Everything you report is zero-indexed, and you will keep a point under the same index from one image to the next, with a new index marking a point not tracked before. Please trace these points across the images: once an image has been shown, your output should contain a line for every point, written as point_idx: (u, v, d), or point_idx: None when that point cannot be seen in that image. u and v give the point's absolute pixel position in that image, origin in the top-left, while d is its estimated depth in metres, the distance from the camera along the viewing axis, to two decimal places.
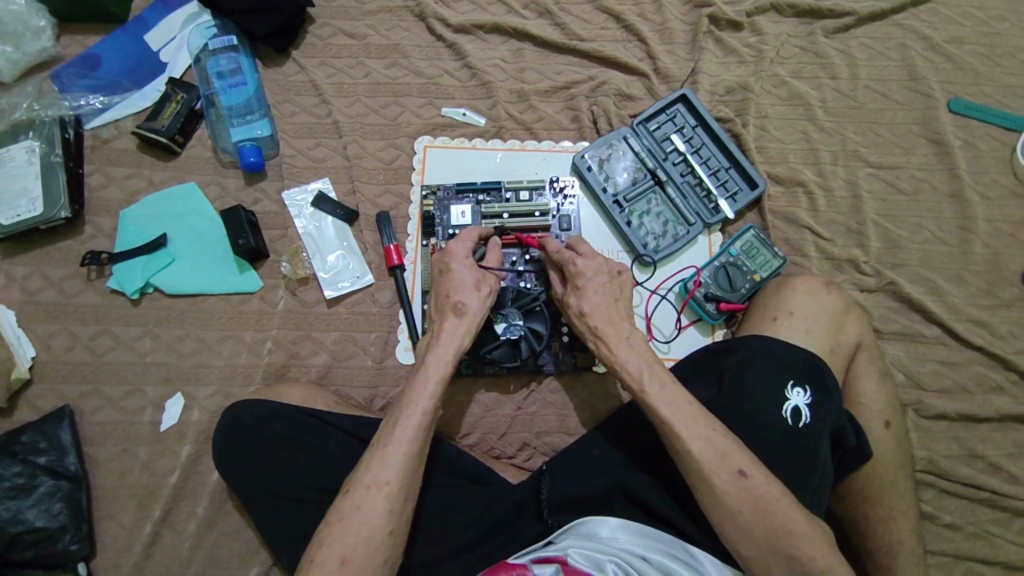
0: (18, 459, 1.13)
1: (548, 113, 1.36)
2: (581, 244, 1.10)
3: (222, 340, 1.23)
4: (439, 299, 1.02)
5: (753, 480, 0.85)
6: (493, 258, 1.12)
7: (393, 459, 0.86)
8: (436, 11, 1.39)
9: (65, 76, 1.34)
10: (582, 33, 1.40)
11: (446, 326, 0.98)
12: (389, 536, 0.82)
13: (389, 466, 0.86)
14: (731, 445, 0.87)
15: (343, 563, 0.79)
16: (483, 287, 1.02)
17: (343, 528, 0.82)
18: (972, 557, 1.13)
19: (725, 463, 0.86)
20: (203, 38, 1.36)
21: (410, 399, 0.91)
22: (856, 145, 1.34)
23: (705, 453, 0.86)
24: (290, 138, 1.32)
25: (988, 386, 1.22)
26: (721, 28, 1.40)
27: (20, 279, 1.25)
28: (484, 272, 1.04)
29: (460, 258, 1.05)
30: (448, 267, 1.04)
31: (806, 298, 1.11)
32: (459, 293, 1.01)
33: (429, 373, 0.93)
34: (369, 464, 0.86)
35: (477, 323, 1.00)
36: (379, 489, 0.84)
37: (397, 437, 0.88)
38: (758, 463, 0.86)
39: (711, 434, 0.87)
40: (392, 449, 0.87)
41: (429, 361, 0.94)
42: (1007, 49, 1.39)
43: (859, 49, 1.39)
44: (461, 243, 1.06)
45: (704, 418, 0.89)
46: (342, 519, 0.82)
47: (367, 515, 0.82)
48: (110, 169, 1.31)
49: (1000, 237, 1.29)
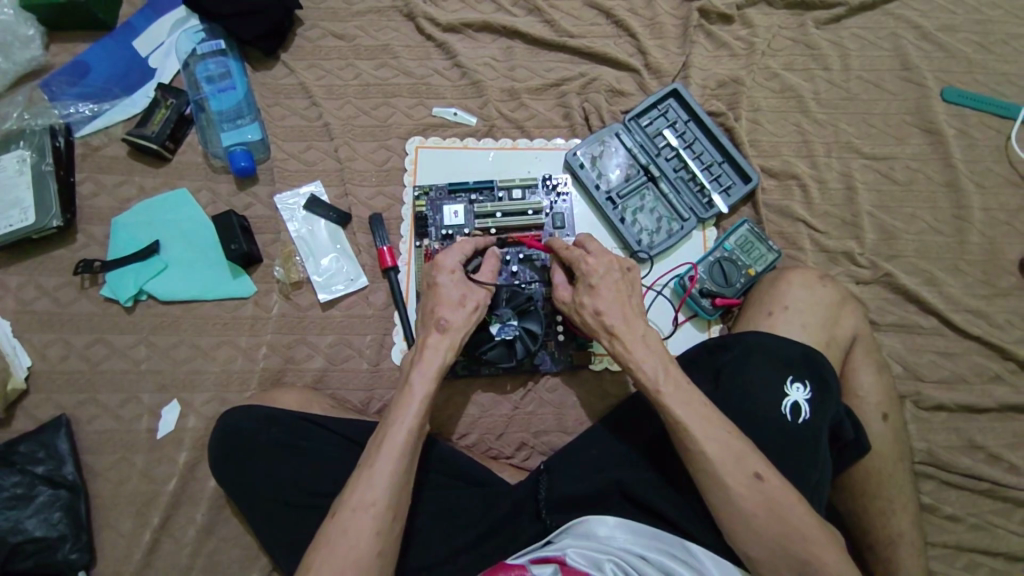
0: (17, 469, 1.13)
1: (539, 111, 1.35)
2: (589, 241, 1.06)
3: (217, 346, 1.23)
4: (425, 314, 1.01)
5: (751, 479, 0.85)
6: (488, 269, 1.09)
7: (379, 479, 0.86)
8: (425, 11, 1.38)
9: (54, 84, 1.33)
10: (572, 30, 1.39)
11: (431, 342, 0.97)
12: (378, 557, 0.82)
13: (375, 486, 0.85)
14: (728, 443, 0.87)
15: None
16: (469, 301, 1.01)
17: (331, 550, 0.81)
18: (972, 548, 1.13)
19: (722, 462, 0.85)
20: (191, 42, 1.35)
21: (395, 417, 0.91)
22: (849, 136, 1.34)
23: (702, 452, 0.86)
24: (280, 141, 1.32)
25: (986, 376, 1.22)
26: (712, 22, 1.39)
27: (14, 289, 1.25)
28: (471, 285, 1.03)
29: (447, 271, 1.04)
30: (436, 280, 1.03)
31: (802, 292, 1.10)
32: (445, 308, 1.00)
33: (414, 392, 0.92)
34: (356, 484, 0.86)
35: (462, 339, 0.99)
36: (366, 510, 0.84)
37: (383, 456, 0.88)
38: (755, 459, 0.86)
39: (708, 433, 0.87)
40: (378, 469, 0.86)
41: (414, 378, 0.93)
42: (1000, 36, 1.38)
43: (850, 40, 1.38)
44: (449, 254, 1.05)
45: (701, 414, 0.89)
46: (330, 541, 0.82)
47: (354, 537, 0.82)
48: (102, 177, 1.30)
49: (996, 226, 1.29)
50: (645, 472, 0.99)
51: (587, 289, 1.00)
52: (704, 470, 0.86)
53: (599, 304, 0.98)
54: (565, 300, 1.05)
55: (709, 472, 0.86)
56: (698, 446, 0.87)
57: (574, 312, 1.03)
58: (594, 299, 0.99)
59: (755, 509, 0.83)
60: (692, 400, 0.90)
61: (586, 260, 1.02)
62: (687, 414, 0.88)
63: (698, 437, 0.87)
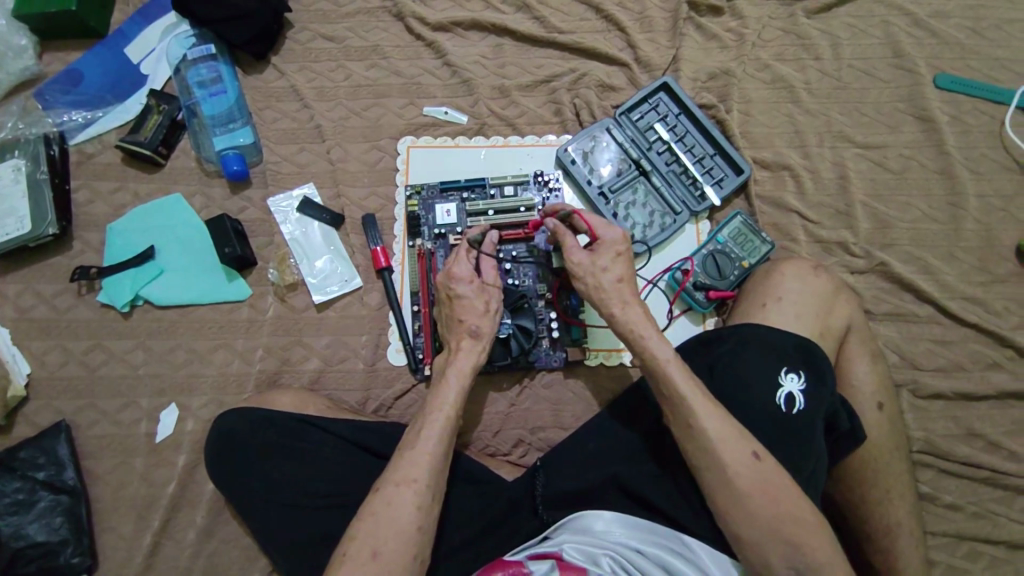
0: (18, 475, 1.15)
1: (530, 108, 1.35)
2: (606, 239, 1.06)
3: (214, 350, 1.24)
4: (453, 320, 1.05)
5: (749, 458, 0.86)
6: (490, 277, 1.09)
7: (420, 458, 0.90)
8: (414, 11, 1.39)
9: (48, 93, 1.34)
10: (562, 26, 1.39)
11: (462, 344, 1.02)
12: (419, 533, 0.85)
13: (417, 466, 0.89)
14: (725, 420, 0.89)
15: (374, 555, 0.81)
16: (491, 307, 1.06)
17: (374, 522, 0.84)
18: (973, 536, 1.13)
19: (719, 440, 0.87)
20: (182, 48, 1.36)
21: (432, 407, 0.96)
22: (842, 126, 1.33)
23: (699, 429, 0.88)
24: (273, 145, 1.33)
25: (984, 363, 1.21)
26: (701, 14, 1.39)
27: (12, 297, 1.26)
28: (489, 292, 1.07)
29: (465, 281, 1.07)
30: (455, 291, 1.06)
31: (795, 283, 1.10)
32: (471, 318, 1.04)
33: (450, 384, 0.98)
34: (399, 464, 0.90)
35: (490, 344, 1.05)
36: (409, 486, 0.87)
37: (424, 439, 0.92)
38: (751, 439, 0.88)
39: (704, 411, 0.89)
40: (419, 450, 0.91)
41: (449, 373, 0.99)
42: (993, 21, 1.37)
43: (841, 28, 1.37)
44: (463, 264, 1.07)
45: (708, 406, 0.89)
46: (374, 513, 0.85)
47: (397, 510, 0.85)
48: (96, 184, 1.31)
49: (992, 212, 1.28)
50: (640, 465, 0.99)
51: (612, 254, 1.04)
52: (704, 449, 0.87)
53: (619, 270, 1.03)
54: (583, 263, 1.03)
55: (705, 452, 0.87)
56: (698, 423, 0.88)
57: (587, 276, 1.03)
58: (615, 266, 1.03)
59: (748, 488, 0.84)
60: (695, 381, 0.92)
61: (614, 226, 1.06)
62: (689, 392, 0.90)
63: (697, 414, 0.89)
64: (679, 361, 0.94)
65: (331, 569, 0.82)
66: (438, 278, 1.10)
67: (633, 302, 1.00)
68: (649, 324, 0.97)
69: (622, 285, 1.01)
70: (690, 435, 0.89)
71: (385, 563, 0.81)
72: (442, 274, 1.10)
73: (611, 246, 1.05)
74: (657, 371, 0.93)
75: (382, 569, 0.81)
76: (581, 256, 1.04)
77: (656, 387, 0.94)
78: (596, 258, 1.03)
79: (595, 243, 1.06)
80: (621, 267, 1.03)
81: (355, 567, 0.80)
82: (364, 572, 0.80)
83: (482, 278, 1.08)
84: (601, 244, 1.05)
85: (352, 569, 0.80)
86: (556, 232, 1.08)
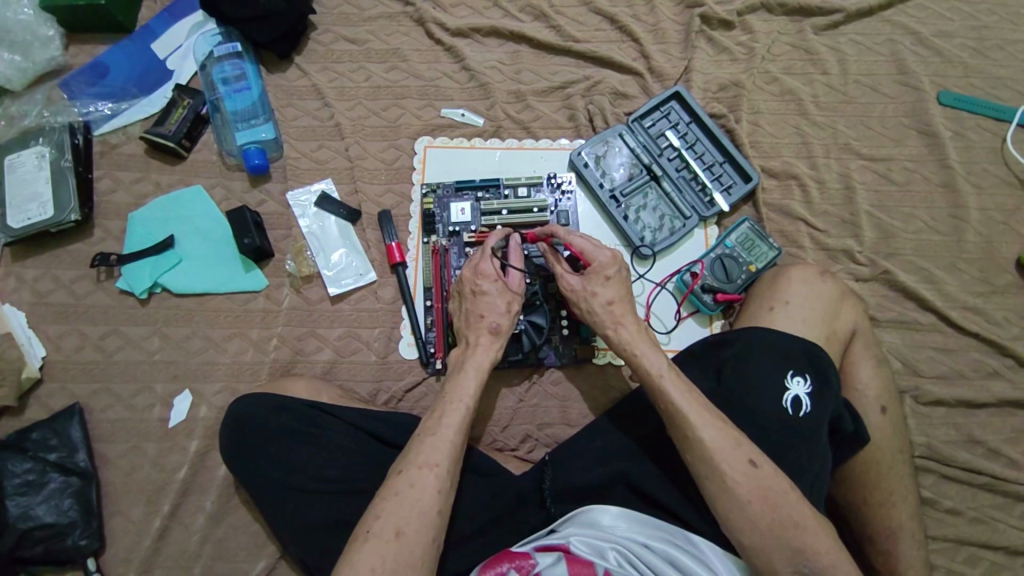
0: (28, 455, 1.16)
1: (545, 113, 1.38)
2: (597, 257, 1.09)
3: (228, 338, 1.26)
4: (472, 317, 1.08)
5: (745, 464, 0.88)
6: (515, 283, 1.12)
7: (442, 444, 0.92)
8: (435, 16, 1.43)
9: (74, 84, 1.38)
10: (577, 35, 1.43)
11: (481, 340, 1.05)
12: (439, 516, 0.87)
13: (438, 450, 0.91)
14: (721, 429, 0.90)
15: (397, 534, 0.83)
16: (511, 306, 1.09)
17: (397, 502, 0.86)
18: (972, 542, 1.14)
19: (717, 449, 0.88)
20: (208, 45, 1.40)
21: (450, 398, 0.98)
22: (848, 138, 1.37)
23: (695, 438, 0.90)
24: (293, 140, 1.36)
25: (985, 372, 1.24)
26: (713, 27, 1.43)
27: (31, 281, 1.28)
28: (511, 292, 1.10)
29: (490, 279, 1.09)
30: (479, 288, 1.09)
31: (802, 288, 1.12)
32: (492, 315, 1.07)
33: (468, 377, 1.00)
34: (419, 450, 0.92)
35: (507, 341, 1.07)
36: (430, 470, 0.89)
37: (444, 425, 0.94)
38: (748, 447, 0.89)
39: (702, 419, 0.91)
40: (439, 436, 0.93)
41: (468, 366, 1.02)
42: (995, 42, 1.42)
43: (848, 45, 1.42)
44: (490, 263, 1.10)
45: (704, 411, 0.91)
46: (397, 494, 0.87)
47: (419, 492, 0.87)
48: (119, 173, 1.34)
49: (993, 225, 1.31)
50: (646, 465, 1.00)
51: (601, 279, 1.07)
52: (702, 456, 0.89)
53: (610, 293, 1.07)
54: (575, 289, 1.09)
55: (704, 459, 0.89)
56: (694, 432, 0.90)
57: (582, 301, 1.08)
58: (606, 289, 1.07)
59: (747, 494, 0.86)
60: (691, 391, 0.94)
61: (603, 249, 1.09)
62: (685, 403, 0.92)
63: (693, 423, 0.90)
64: (673, 374, 0.96)
65: (352, 547, 0.83)
66: (462, 273, 1.12)
67: (626, 321, 1.04)
68: (642, 340, 1.01)
69: (613, 307, 1.06)
70: (690, 442, 0.90)
71: (408, 543, 0.83)
72: (467, 268, 1.12)
73: (601, 270, 1.08)
74: (652, 384, 0.96)
75: (405, 548, 0.83)
76: (573, 281, 1.09)
77: (651, 398, 0.96)
78: (587, 284, 1.08)
79: (586, 267, 1.10)
80: (612, 289, 1.07)
81: (378, 545, 0.82)
82: (387, 551, 0.82)
83: (507, 281, 1.10)
84: (592, 268, 1.09)
85: (375, 546, 0.82)
86: (548, 259, 1.14)
